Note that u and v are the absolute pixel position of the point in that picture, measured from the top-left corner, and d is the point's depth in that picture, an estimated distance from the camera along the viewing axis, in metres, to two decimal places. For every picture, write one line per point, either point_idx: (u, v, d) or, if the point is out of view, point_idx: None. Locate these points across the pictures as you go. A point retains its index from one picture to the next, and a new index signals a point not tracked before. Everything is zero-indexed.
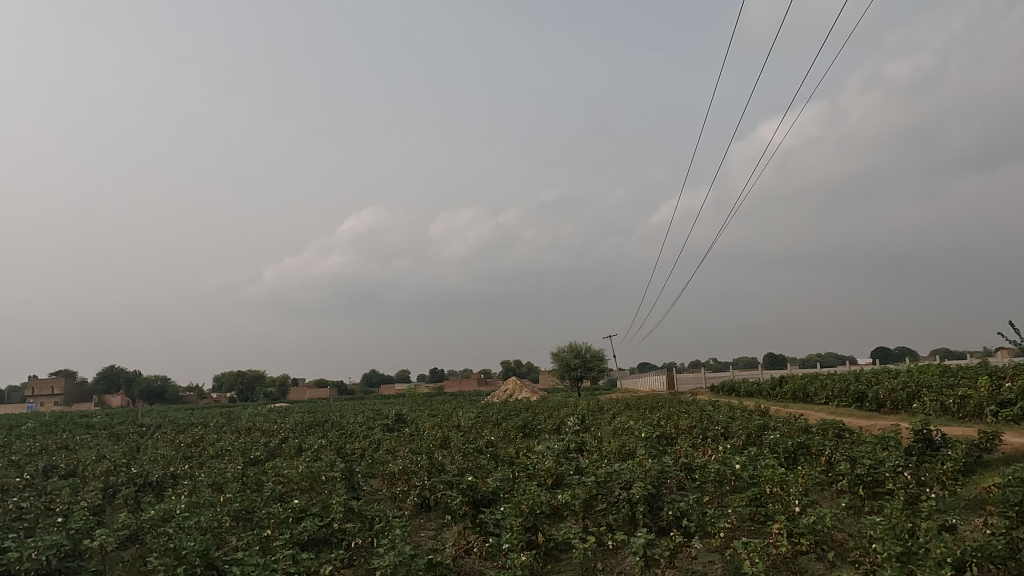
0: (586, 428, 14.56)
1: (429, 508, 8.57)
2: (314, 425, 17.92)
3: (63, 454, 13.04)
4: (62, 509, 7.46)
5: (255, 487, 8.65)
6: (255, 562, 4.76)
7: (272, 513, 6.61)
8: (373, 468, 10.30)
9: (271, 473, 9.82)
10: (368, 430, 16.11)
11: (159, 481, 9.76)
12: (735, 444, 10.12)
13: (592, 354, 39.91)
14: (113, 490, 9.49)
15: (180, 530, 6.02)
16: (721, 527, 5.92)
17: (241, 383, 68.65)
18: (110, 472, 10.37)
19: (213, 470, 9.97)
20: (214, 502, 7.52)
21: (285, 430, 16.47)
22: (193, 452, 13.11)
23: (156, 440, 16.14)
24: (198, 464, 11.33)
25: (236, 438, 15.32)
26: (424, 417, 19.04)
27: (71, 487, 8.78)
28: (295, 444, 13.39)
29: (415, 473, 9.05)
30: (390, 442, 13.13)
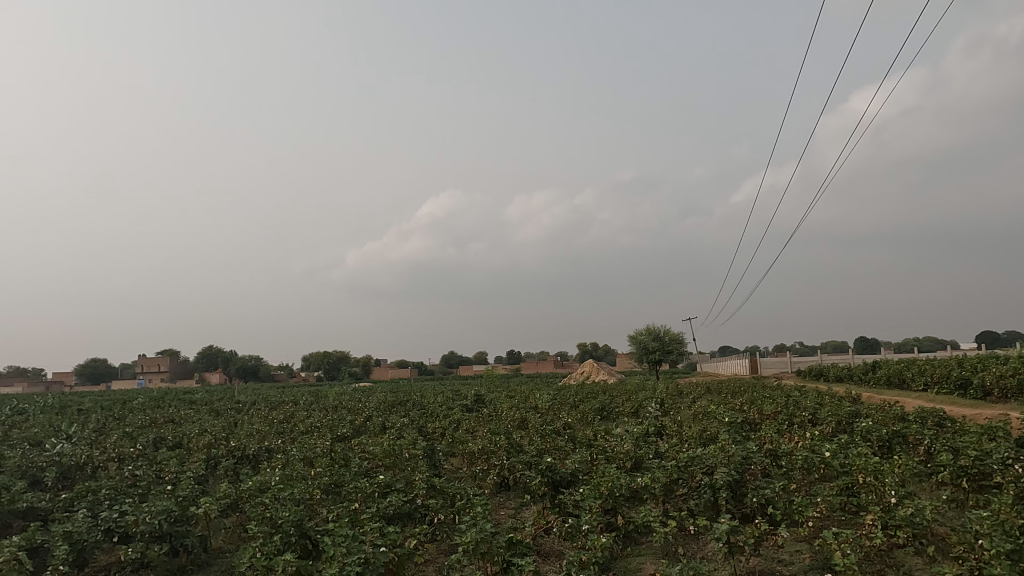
0: (665, 412, 14.36)
1: (508, 487, 8.69)
2: (396, 404, 18.51)
3: (170, 427, 14.06)
4: (170, 478, 8.06)
5: (343, 462, 9.03)
6: (344, 534, 4.96)
7: (359, 488, 6.89)
8: (453, 447, 10.54)
9: (356, 449, 10.23)
10: (447, 410, 16.49)
11: (255, 454, 10.35)
12: (824, 431, 9.71)
13: (671, 337, 39.16)
14: (214, 461, 10.15)
15: (275, 500, 6.38)
16: (809, 517, 5.69)
17: (327, 363, 71.68)
18: (211, 445, 11.09)
19: (303, 445, 10.48)
20: (305, 475, 7.91)
21: (369, 408, 17.10)
22: (285, 428, 13.83)
23: (251, 416, 17.11)
24: (290, 440, 11.94)
25: (324, 415, 16.05)
26: (502, 398, 19.30)
27: (178, 458, 9.46)
28: (379, 422, 13.88)
29: (494, 453, 9.20)
30: (469, 422, 13.40)
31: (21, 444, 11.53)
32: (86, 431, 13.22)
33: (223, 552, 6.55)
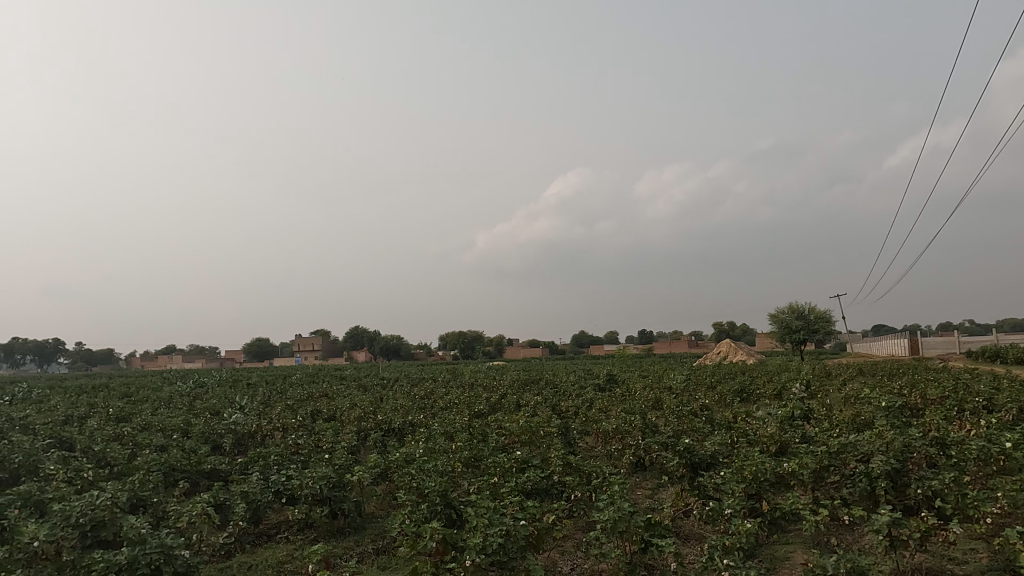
0: (812, 394, 13.50)
1: (644, 468, 8.61)
2: (529, 383, 18.87)
3: (325, 401, 15.26)
4: (328, 447, 8.76)
5: (482, 438, 9.35)
6: (486, 506, 5.14)
7: (497, 462, 7.10)
8: (588, 426, 10.58)
9: (494, 425, 10.56)
10: (580, 389, 16.56)
11: (400, 427, 11.01)
12: (1002, 419, 8.68)
13: (817, 316, 36.62)
14: (364, 433, 10.91)
15: (421, 471, 6.75)
16: (988, 513, 5.12)
17: (462, 343, 74.39)
18: (362, 418, 11.93)
19: (444, 420, 10.97)
20: (447, 449, 8.28)
21: (504, 386, 17.58)
22: (426, 403, 14.54)
23: (395, 391, 18.19)
24: (431, 415, 12.56)
25: (461, 392, 16.71)
26: (635, 378, 19.07)
27: (333, 430, 10.27)
28: (514, 400, 14.22)
29: (630, 433, 9.11)
30: (602, 401, 13.37)
31: (204, 413, 13.05)
32: (255, 403, 14.69)
33: (376, 517, 7.04)
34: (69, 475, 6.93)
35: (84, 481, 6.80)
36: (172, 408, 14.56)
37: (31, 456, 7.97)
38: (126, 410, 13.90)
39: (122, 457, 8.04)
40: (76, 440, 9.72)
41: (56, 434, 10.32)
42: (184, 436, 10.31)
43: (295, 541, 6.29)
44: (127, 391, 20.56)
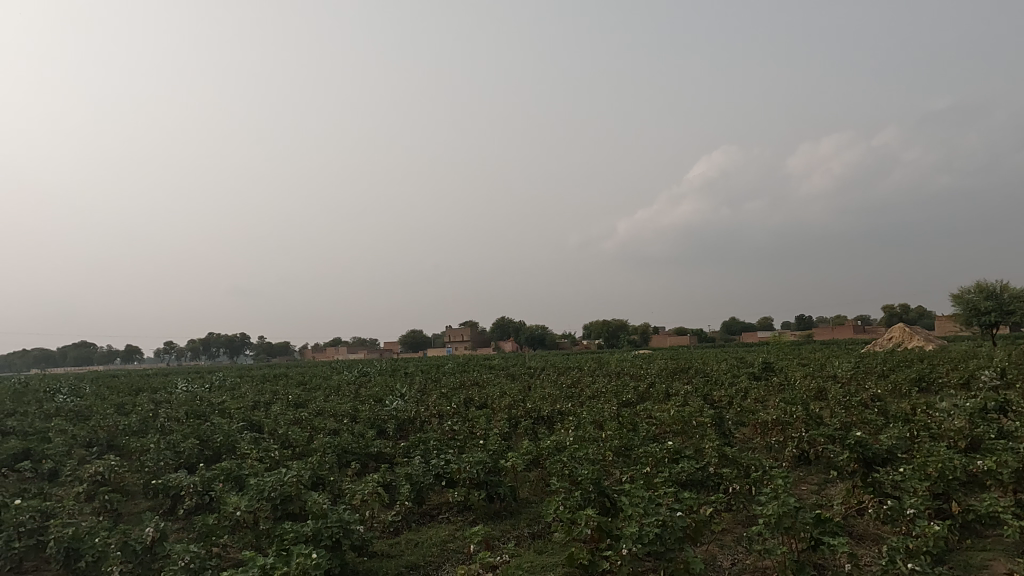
0: (1008, 383, 11.94)
1: (808, 461, 8.08)
2: (679, 372, 18.37)
3: (476, 389, 15.86)
4: (481, 434, 9.10)
5: (631, 427, 9.24)
6: (642, 496, 5.06)
7: (649, 452, 6.99)
8: (743, 417, 10.10)
9: (643, 415, 10.40)
10: (733, 378, 15.86)
11: (549, 416, 11.17)
12: None
13: (1012, 295, 32.18)
14: (515, 421, 11.21)
15: (573, 459, 6.81)
16: None
17: (607, 331, 73.93)
18: (511, 406, 12.25)
19: (592, 409, 10.97)
20: (596, 437, 8.28)
21: (651, 375, 17.24)
22: (574, 392, 14.62)
23: (543, 380, 18.47)
24: (579, 404, 12.62)
25: (608, 381, 16.65)
26: (794, 366, 17.91)
27: (486, 417, 10.66)
28: (662, 389, 13.90)
29: (791, 424, 8.59)
30: (758, 391, 12.70)
31: (368, 400, 14.06)
32: (412, 391, 15.59)
33: (530, 502, 7.21)
34: (260, 454, 7.76)
35: (273, 460, 7.59)
36: (341, 395, 15.82)
37: (229, 437, 9.03)
38: (302, 397, 15.32)
39: (302, 439, 8.88)
40: (263, 424, 10.88)
41: (247, 417, 11.60)
42: (352, 421, 11.18)
43: (456, 522, 6.62)
44: (302, 379, 22.70)
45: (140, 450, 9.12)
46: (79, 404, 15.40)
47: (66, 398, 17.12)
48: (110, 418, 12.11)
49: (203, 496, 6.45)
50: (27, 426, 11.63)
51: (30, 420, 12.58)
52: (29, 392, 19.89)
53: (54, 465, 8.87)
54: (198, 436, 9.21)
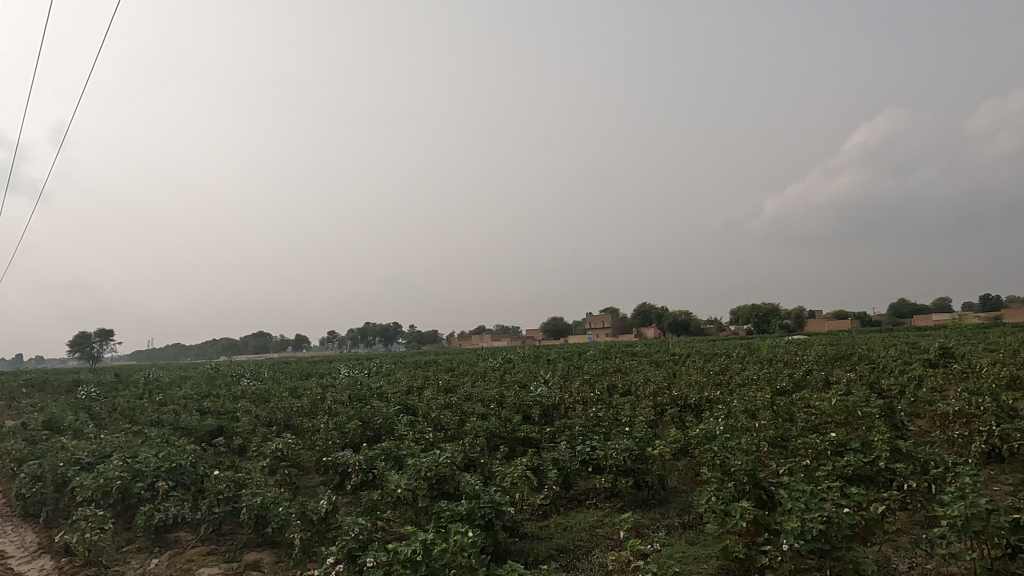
0: None
1: (1001, 459, 7.17)
2: (840, 358, 17.02)
3: (620, 376, 15.75)
4: (626, 421, 9.01)
5: (788, 416, 8.72)
6: (803, 489, 4.76)
7: (809, 444, 6.56)
8: (919, 409, 9.16)
9: (800, 405, 9.77)
10: (905, 366, 14.43)
11: (697, 403, 10.84)
12: None
13: None
14: (661, 408, 10.99)
15: (724, 448, 6.54)
16: None
17: (757, 316, 70.18)
18: (657, 393, 12.03)
19: (743, 397, 10.48)
20: (749, 427, 7.89)
21: (809, 362, 16.13)
22: (723, 379, 14.05)
23: (689, 367, 17.92)
24: (729, 391, 12.11)
25: (760, 368, 15.82)
26: (980, 351, 15.94)
27: (631, 404, 10.53)
28: (822, 377, 12.96)
29: (978, 416, 7.65)
30: (936, 379, 11.45)
31: (514, 386, 14.44)
32: (556, 377, 15.79)
33: (680, 491, 7.05)
34: (416, 436, 8.24)
35: (427, 442, 8.03)
36: (488, 381, 16.38)
37: (387, 419, 9.67)
38: (452, 382, 16.06)
39: (453, 423, 9.31)
40: (418, 408, 11.53)
41: (403, 401, 12.36)
42: (499, 406, 11.53)
43: (603, 508, 6.63)
44: (452, 365, 23.77)
45: (312, 430, 10.03)
46: (261, 387, 17.24)
47: (251, 382, 19.26)
48: (287, 400, 13.44)
49: (367, 473, 6.96)
50: (220, 406, 13.21)
51: (222, 401, 14.26)
52: (221, 376, 22.57)
53: (242, 441, 10.00)
54: (361, 418, 9.95)
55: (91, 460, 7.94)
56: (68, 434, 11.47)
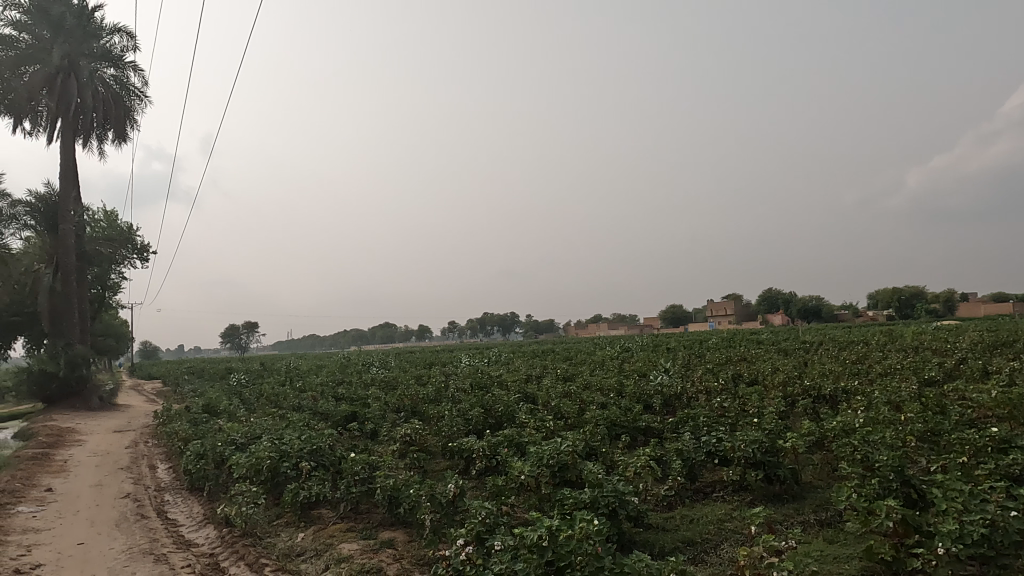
0: None
1: None
2: (1000, 346, 15.30)
3: (746, 365, 15.08)
4: (754, 412, 8.62)
5: (939, 410, 7.97)
6: (960, 489, 4.33)
7: (966, 440, 5.95)
8: None
9: (954, 397, 8.89)
10: None
11: (832, 394, 10.17)
12: None
13: None
14: (792, 399, 10.42)
15: (865, 442, 6.09)
16: None
17: (898, 301, 64.71)
18: (786, 383, 11.41)
19: (886, 388, 9.69)
20: (893, 420, 7.29)
21: (962, 350, 14.64)
22: (861, 369, 13.08)
23: (822, 356, 16.86)
24: (868, 382, 11.26)
25: (904, 357, 14.56)
26: None
27: (758, 394, 10.06)
28: (979, 366, 11.72)
29: None
30: None
31: (634, 375, 14.25)
32: (677, 366, 15.38)
33: (815, 487, 6.66)
34: (537, 424, 8.33)
35: (548, 429, 8.09)
36: (606, 370, 16.26)
37: (508, 406, 9.85)
38: (570, 371, 16.09)
39: (573, 411, 9.33)
40: (537, 396, 11.66)
41: (523, 389, 12.55)
42: (619, 395, 11.43)
43: (732, 502, 6.40)
44: (569, 354, 23.81)
45: (436, 416, 10.41)
46: (389, 375, 18.14)
47: (380, 370, 20.33)
48: (413, 387, 14.07)
49: (490, 459, 7.15)
50: (352, 393, 14.05)
51: (355, 388, 15.15)
52: (353, 365, 24.00)
53: (373, 426, 10.57)
54: (483, 405, 10.21)
55: (243, 441, 8.71)
56: (224, 417, 12.65)
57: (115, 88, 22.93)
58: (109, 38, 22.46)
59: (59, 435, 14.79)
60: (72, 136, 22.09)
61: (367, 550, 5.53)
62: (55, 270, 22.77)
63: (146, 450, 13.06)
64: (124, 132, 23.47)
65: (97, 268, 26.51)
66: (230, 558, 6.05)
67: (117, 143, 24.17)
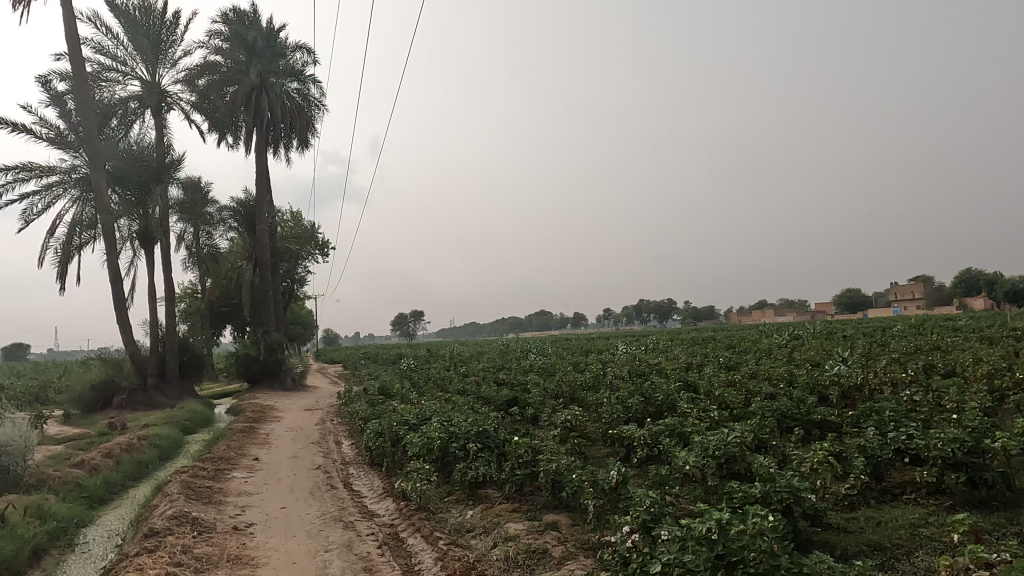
0: None
1: None
2: None
3: (939, 355, 13.49)
4: (952, 407, 7.69)
5: None
6: None
7: None
8: None
9: None
10: None
11: None
12: None
13: None
14: (1000, 394, 9.13)
15: None
16: None
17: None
18: (992, 375, 10.03)
19: None
20: None
21: None
22: None
23: None
24: None
25: None
26: None
27: (957, 388, 8.95)
28: None
29: None
30: None
31: (805, 364, 13.29)
32: (856, 355, 14.12)
33: None
34: (701, 414, 8.05)
35: (712, 420, 7.79)
36: (774, 358, 15.33)
37: (669, 395, 9.62)
38: (733, 359, 15.38)
39: (738, 401, 8.90)
40: (700, 385, 11.28)
41: (684, 378, 12.21)
42: (790, 386, 10.74)
43: (927, 506, 5.77)
44: (732, 342, 22.77)
45: (595, 403, 10.44)
46: (547, 362, 18.47)
47: (538, 357, 20.77)
48: (571, 374, 14.22)
49: (652, 448, 7.04)
50: (513, 379, 14.50)
51: (515, 374, 15.62)
52: (512, 352, 24.72)
53: (534, 411, 10.83)
54: (643, 393, 10.06)
55: (416, 421, 9.30)
56: (398, 399, 13.63)
57: (298, 100, 25.39)
58: (291, 56, 24.88)
59: (263, 411, 16.81)
60: (264, 147, 24.78)
61: (533, 531, 5.70)
62: (254, 268, 25.99)
63: (332, 427, 14.45)
64: (306, 140, 25.92)
65: (288, 263, 29.64)
66: (408, 529, 6.53)
67: (300, 150, 26.76)
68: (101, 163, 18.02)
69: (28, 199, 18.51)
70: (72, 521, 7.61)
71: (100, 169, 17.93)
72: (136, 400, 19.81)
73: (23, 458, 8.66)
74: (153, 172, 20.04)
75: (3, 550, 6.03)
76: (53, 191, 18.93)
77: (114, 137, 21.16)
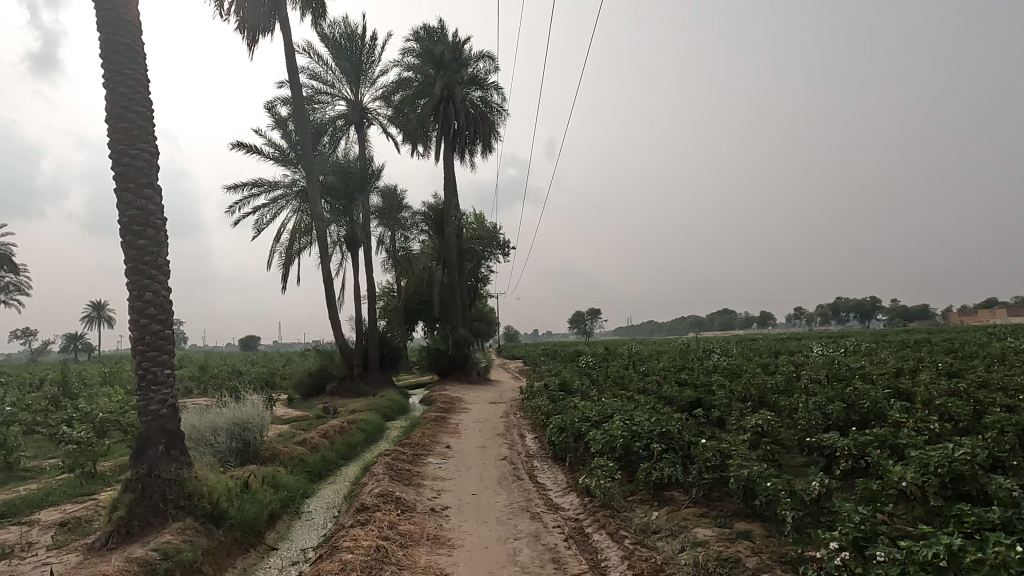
0: None
1: None
2: None
3: None
4: None
5: None
6: None
7: None
8: None
9: None
10: None
11: None
12: None
13: None
14: None
15: None
16: None
17: None
18: None
19: None
20: None
21: None
22: None
23: None
24: None
25: None
26: None
27: None
28: None
29: None
30: None
31: None
32: None
33: None
34: (918, 425, 7.17)
35: (933, 433, 6.89)
36: (1010, 366, 13.20)
37: (877, 403, 8.68)
38: (957, 366, 13.47)
39: (966, 414, 7.78)
40: (914, 393, 10.05)
41: (895, 384, 10.95)
42: None
43: None
44: (953, 346, 20.00)
45: (790, 408, 9.72)
46: (733, 362, 17.56)
47: (722, 357, 19.90)
48: (760, 376, 13.40)
49: (858, 460, 6.40)
50: (696, 379, 13.99)
51: (699, 374, 15.07)
52: (694, 352, 23.87)
53: (720, 414, 10.37)
54: (845, 399, 9.20)
55: (598, 419, 9.29)
56: (578, 396, 13.79)
57: (481, 107, 26.60)
58: (475, 64, 26.08)
59: (453, 403, 17.92)
60: (452, 153, 26.23)
61: (724, 539, 5.46)
62: (442, 268, 27.77)
63: (515, 420, 14.99)
64: (488, 145, 27.08)
65: (472, 263, 31.27)
66: (593, 525, 6.58)
67: (484, 155, 27.99)
68: (315, 177, 20.25)
69: (259, 210, 21.40)
70: (298, 492, 8.67)
71: (315, 183, 20.16)
72: (344, 388, 22.06)
73: (260, 434, 10.01)
74: (358, 183, 22.22)
75: (249, 512, 7.05)
76: (278, 203, 21.73)
77: (326, 152, 23.74)
